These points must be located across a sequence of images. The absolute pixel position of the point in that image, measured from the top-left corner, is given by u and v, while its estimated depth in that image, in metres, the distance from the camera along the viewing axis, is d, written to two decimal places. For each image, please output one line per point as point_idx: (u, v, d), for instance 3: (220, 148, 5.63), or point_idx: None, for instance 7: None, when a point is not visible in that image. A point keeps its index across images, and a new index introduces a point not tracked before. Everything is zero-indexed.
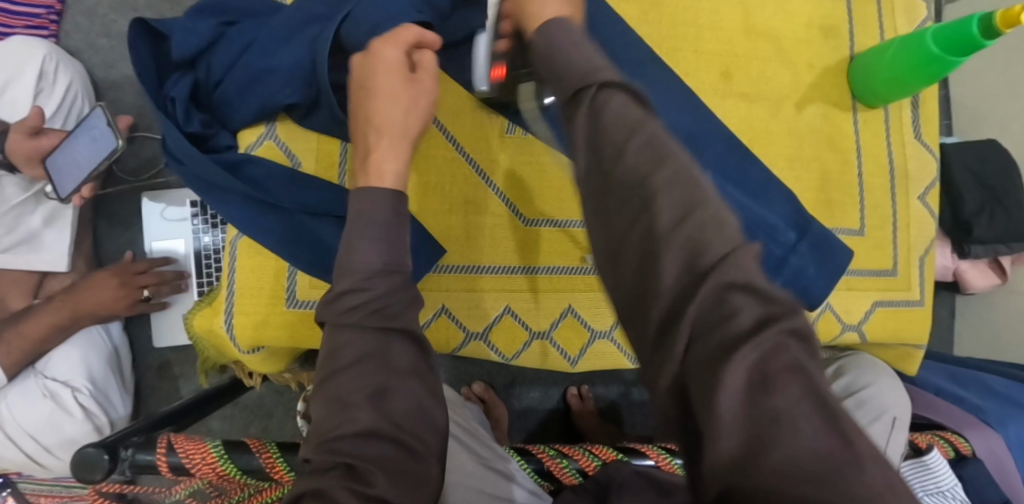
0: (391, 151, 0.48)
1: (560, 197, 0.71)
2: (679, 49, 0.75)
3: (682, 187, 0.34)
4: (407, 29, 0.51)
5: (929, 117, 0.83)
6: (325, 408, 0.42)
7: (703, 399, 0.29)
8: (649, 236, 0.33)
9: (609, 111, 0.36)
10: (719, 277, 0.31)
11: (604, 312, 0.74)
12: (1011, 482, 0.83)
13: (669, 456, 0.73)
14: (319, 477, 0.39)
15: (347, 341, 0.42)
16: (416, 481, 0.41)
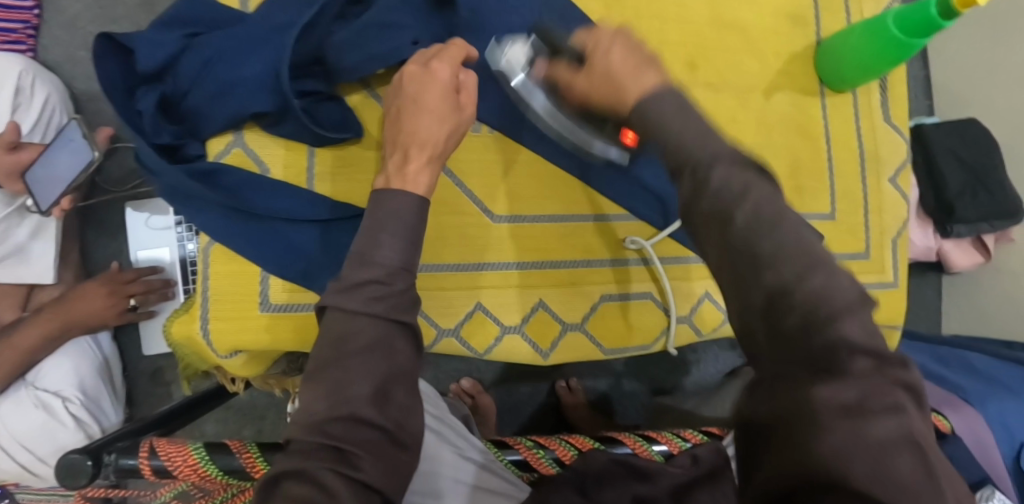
0: (421, 162, 0.58)
1: (530, 194, 0.69)
2: (645, 42, 0.75)
3: (802, 257, 0.37)
4: (457, 51, 0.61)
5: (898, 99, 0.83)
6: (325, 391, 0.49)
7: (802, 408, 0.34)
8: (760, 298, 0.37)
9: (714, 189, 0.40)
10: (830, 335, 0.35)
11: (577, 303, 0.70)
12: (993, 462, 0.83)
13: (645, 442, 0.76)
14: (308, 457, 0.46)
15: (359, 331, 0.51)
16: (395, 467, 0.49)
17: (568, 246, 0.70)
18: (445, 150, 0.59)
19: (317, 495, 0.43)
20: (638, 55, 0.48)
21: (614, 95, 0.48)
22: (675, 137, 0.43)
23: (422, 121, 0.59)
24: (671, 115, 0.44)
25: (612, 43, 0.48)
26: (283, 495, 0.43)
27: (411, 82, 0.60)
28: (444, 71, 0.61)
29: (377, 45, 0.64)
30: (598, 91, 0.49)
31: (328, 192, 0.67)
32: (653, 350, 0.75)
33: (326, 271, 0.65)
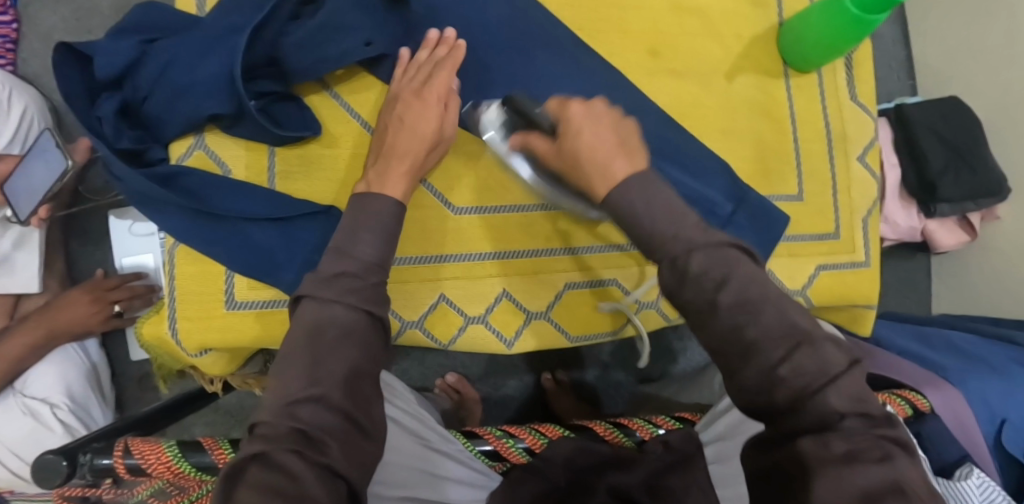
0: (400, 167, 0.62)
1: (490, 185, 0.70)
2: (603, 30, 0.75)
3: (785, 341, 0.42)
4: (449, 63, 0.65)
5: (865, 78, 0.83)
6: (299, 377, 0.50)
7: (803, 464, 0.41)
8: (753, 377, 0.43)
9: (693, 282, 0.44)
10: (817, 404, 0.41)
11: (540, 292, 0.71)
12: (973, 439, 0.83)
13: (619, 431, 0.76)
14: (274, 441, 0.46)
15: (335, 318, 0.52)
16: (360, 455, 0.50)
17: (529, 235, 0.71)
18: (423, 163, 0.64)
19: (281, 486, 0.43)
20: (614, 144, 0.48)
21: (589, 180, 0.49)
22: (655, 230, 0.47)
23: (404, 134, 0.64)
24: (646, 202, 0.47)
25: (583, 121, 0.49)
26: (245, 483, 0.44)
27: (408, 96, 0.65)
28: (439, 83, 0.65)
29: (328, 48, 0.65)
30: (573, 171, 0.50)
31: (289, 190, 0.68)
32: (620, 335, 0.76)
33: (289, 268, 0.66)
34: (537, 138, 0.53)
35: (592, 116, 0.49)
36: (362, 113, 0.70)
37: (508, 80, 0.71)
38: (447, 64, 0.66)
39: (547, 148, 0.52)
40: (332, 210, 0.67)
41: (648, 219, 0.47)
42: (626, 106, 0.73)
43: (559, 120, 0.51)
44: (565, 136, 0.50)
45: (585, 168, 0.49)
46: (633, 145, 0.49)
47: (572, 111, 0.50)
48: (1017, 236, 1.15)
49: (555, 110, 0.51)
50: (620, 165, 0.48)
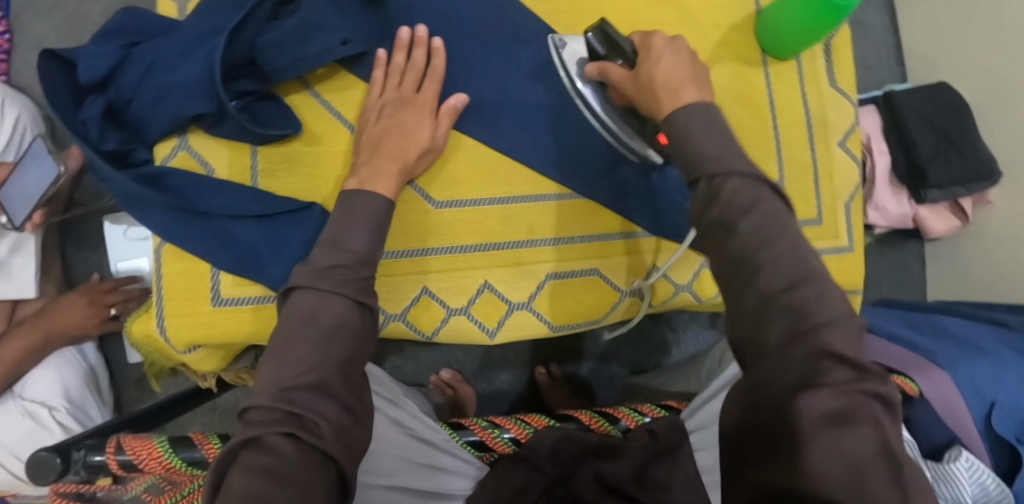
0: (386, 168, 0.65)
1: (470, 179, 0.71)
2: (579, 22, 0.76)
3: (794, 272, 0.45)
4: (435, 61, 0.68)
5: (844, 64, 0.83)
6: (292, 364, 0.53)
7: (787, 407, 0.42)
8: (751, 303, 0.46)
9: (725, 202, 0.48)
10: (813, 344, 0.43)
11: (522, 283, 0.72)
12: (962, 423, 0.83)
13: (605, 421, 0.77)
14: (269, 425, 0.50)
15: (330, 309, 0.56)
16: (349, 439, 0.54)
17: (510, 228, 0.72)
18: (411, 167, 0.66)
19: (274, 468, 0.47)
20: (686, 69, 0.56)
21: (657, 99, 0.56)
22: (697, 153, 0.51)
23: (392, 136, 0.66)
24: (697, 125, 0.52)
25: (664, 52, 0.57)
26: (242, 464, 0.48)
27: (398, 104, 0.67)
28: (427, 95, 0.68)
29: (305, 48, 0.66)
30: (643, 93, 0.58)
31: (272, 187, 0.69)
32: (603, 323, 0.77)
33: (274, 264, 0.67)
34: (617, 66, 0.62)
35: (674, 48, 0.58)
36: (345, 112, 0.71)
37: (485, 76, 0.73)
38: (433, 75, 0.69)
39: (624, 73, 0.60)
40: (316, 206, 0.68)
41: (695, 140, 0.52)
42: None
43: (642, 49, 0.59)
44: (643, 62, 0.58)
45: (658, 88, 0.56)
46: (698, 74, 0.56)
47: (654, 43, 0.59)
48: (1009, 220, 1.15)
49: (639, 42, 0.60)
50: (689, 92, 0.54)
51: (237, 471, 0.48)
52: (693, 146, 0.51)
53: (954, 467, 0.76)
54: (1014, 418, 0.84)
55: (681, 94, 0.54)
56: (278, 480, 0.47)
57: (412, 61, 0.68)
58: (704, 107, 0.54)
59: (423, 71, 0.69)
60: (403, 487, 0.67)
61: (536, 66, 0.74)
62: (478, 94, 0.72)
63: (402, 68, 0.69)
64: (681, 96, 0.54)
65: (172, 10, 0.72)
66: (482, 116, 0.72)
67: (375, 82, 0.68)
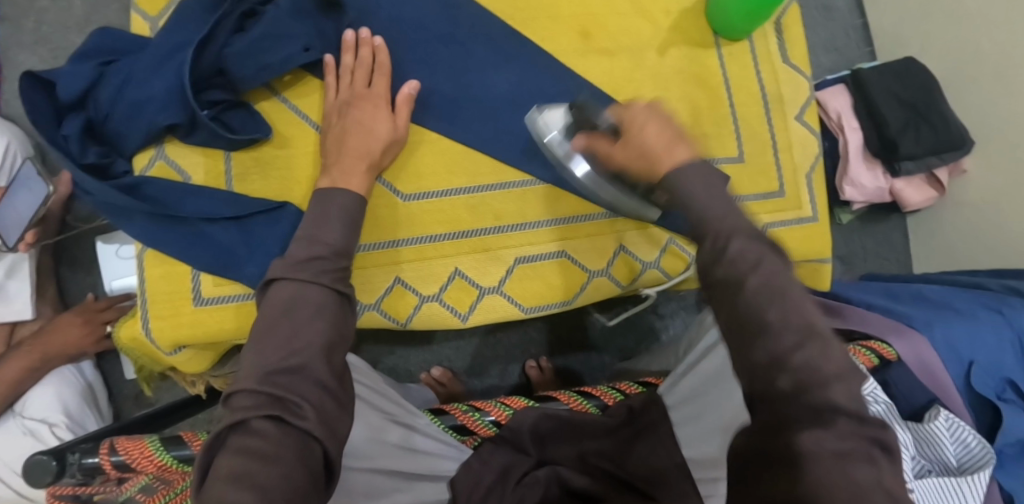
0: (353, 165, 0.67)
1: (434, 170, 0.73)
2: (533, 16, 0.78)
3: (800, 332, 0.44)
4: (381, 57, 0.71)
5: (796, 40, 0.85)
6: (275, 348, 0.55)
7: (797, 447, 0.41)
8: (759, 359, 0.44)
9: (732, 262, 0.46)
10: (818, 397, 0.42)
11: (490, 268, 0.74)
12: (943, 385, 0.84)
13: (582, 398, 0.79)
14: (253, 409, 0.52)
15: (308, 298, 0.58)
16: (331, 420, 0.56)
17: (476, 215, 0.74)
18: (376, 160, 0.69)
19: (260, 448, 0.50)
20: (669, 134, 0.54)
21: (649, 166, 0.54)
22: (700, 211, 0.50)
23: (354, 134, 0.68)
24: (700, 186, 0.51)
25: (648, 119, 0.55)
26: (230, 447, 0.51)
27: (354, 101, 0.69)
28: (379, 90, 0.71)
29: (268, 55, 0.69)
30: (636, 159, 0.56)
31: (246, 190, 0.71)
32: (575, 304, 0.78)
33: (252, 263, 0.70)
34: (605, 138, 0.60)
35: (658, 111, 0.56)
36: (310, 116, 0.73)
37: (446, 74, 0.75)
38: (381, 69, 0.72)
39: (616, 148, 0.58)
40: (289, 206, 0.71)
41: (698, 202, 0.50)
42: (559, 89, 0.77)
43: (621, 119, 0.58)
44: (630, 138, 0.56)
45: (651, 152, 0.54)
46: (684, 135, 0.54)
47: (636, 110, 0.57)
48: (984, 187, 1.17)
49: (621, 113, 0.58)
50: (682, 152, 0.53)
51: (225, 453, 0.50)
52: (697, 208, 0.50)
53: (931, 426, 0.77)
54: (993, 376, 0.85)
55: (675, 153, 0.53)
56: (264, 460, 0.50)
57: (357, 58, 0.71)
58: (704, 165, 0.52)
59: (372, 67, 0.72)
60: (387, 470, 0.68)
61: (493, 60, 0.77)
62: (439, 91, 0.75)
63: (351, 68, 0.71)
64: (677, 157, 0.52)
65: (146, 29, 0.72)
66: (443, 110, 0.74)
67: (328, 84, 0.71)
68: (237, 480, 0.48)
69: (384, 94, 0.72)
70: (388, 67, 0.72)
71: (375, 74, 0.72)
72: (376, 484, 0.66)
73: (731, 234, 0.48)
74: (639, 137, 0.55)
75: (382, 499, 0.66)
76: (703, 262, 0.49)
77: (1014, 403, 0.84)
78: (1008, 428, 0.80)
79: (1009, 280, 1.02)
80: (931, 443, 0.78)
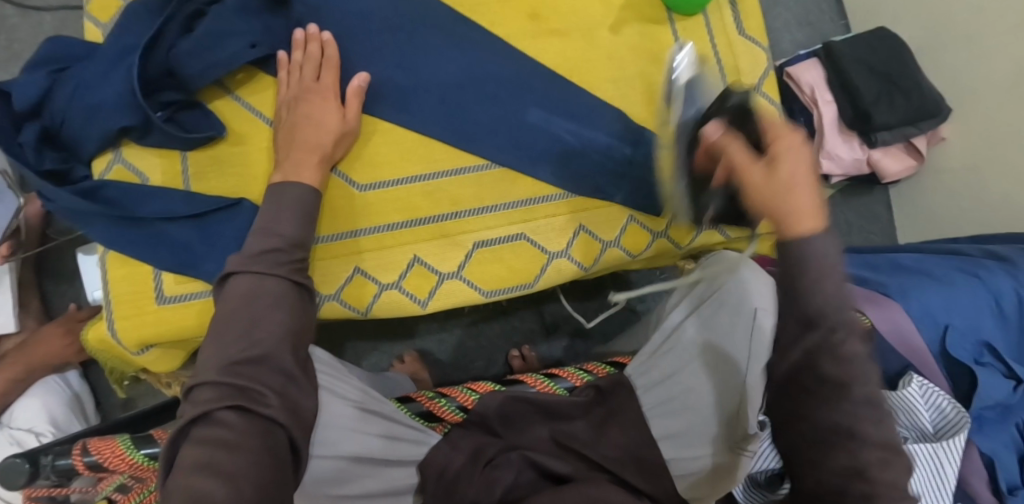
0: (306, 157, 0.68)
1: (389, 159, 0.74)
2: (482, 2, 0.78)
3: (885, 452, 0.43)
4: (330, 49, 0.71)
5: (750, 12, 0.86)
6: (234, 341, 0.55)
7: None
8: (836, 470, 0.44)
9: (838, 359, 0.43)
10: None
11: (450, 253, 0.74)
12: (919, 355, 0.83)
13: (550, 381, 0.79)
14: (215, 401, 0.51)
15: (267, 290, 0.58)
16: (295, 406, 0.56)
17: (432, 201, 0.74)
18: (328, 151, 0.69)
19: (226, 437, 0.49)
20: (815, 194, 0.45)
21: (771, 207, 0.46)
22: (818, 293, 0.44)
23: (303, 126, 0.69)
24: (828, 268, 0.44)
25: (801, 166, 0.46)
26: (195, 438, 0.49)
27: (302, 94, 0.70)
28: (328, 82, 0.71)
29: (216, 53, 0.69)
30: (760, 191, 0.46)
31: (203, 189, 0.72)
32: (537, 287, 0.78)
33: (210, 260, 0.71)
34: (743, 149, 0.49)
35: (809, 160, 0.47)
36: (263, 113, 0.74)
37: (397, 63, 0.75)
38: (330, 60, 0.72)
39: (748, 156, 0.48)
40: (245, 202, 0.71)
41: (817, 287, 0.44)
42: (512, 72, 0.77)
43: (777, 141, 0.47)
44: (778, 160, 0.46)
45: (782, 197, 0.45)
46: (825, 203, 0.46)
47: (793, 138, 0.47)
48: (964, 153, 1.16)
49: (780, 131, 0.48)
50: (817, 218, 0.45)
51: (189, 445, 0.49)
52: (813, 294, 0.44)
53: (904, 392, 0.76)
54: (970, 339, 0.84)
55: (809, 214, 0.45)
56: (232, 447, 0.48)
57: (306, 52, 0.72)
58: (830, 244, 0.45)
59: (322, 60, 0.72)
60: (353, 456, 0.67)
61: (444, 45, 0.76)
62: (389, 80, 0.75)
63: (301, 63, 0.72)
64: (807, 217, 0.44)
65: (98, 36, 0.73)
66: (395, 98, 0.75)
67: (279, 79, 0.72)
68: (208, 468, 0.46)
69: (334, 86, 0.72)
70: (337, 57, 0.73)
71: (323, 66, 0.72)
72: (342, 470, 0.66)
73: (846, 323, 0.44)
74: (787, 174, 0.46)
75: (351, 485, 0.67)
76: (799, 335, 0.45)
77: (993, 366, 0.83)
78: (985, 392, 0.79)
79: (990, 245, 1.00)
80: (905, 410, 0.76)
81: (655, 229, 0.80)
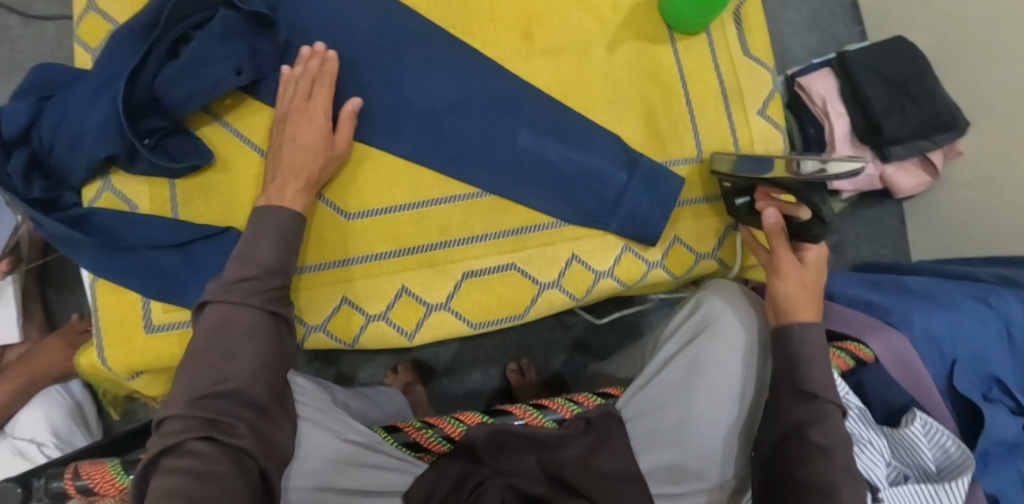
0: (291, 181, 0.66)
1: (380, 187, 0.73)
2: (474, 21, 0.76)
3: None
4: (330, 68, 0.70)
5: (755, 30, 0.83)
6: (206, 371, 0.54)
7: None
8: None
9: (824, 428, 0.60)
10: None
11: (438, 284, 0.73)
12: (930, 396, 0.77)
13: (539, 412, 0.73)
14: (184, 432, 0.51)
15: (240, 322, 0.57)
16: (269, 438, 0.55)
17: (421, 230, 0.73)
18: (316, 177, 0.68)
19: (194, 467, 0.49)
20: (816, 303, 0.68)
21: (793, 296, 0.67)
22: (816, 375, 0.62)
23: (290, 150, 0.68)
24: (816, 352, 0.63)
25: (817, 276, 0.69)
26: (163, 468, 0.50)
27: (291, 115, 0.69)
28: (320, 103, 0.69)
29: (200, 81, 0.68)
30: (791, 281, 0.68)
31: (191, 216, 0.72)
32: (527, 318, 0.77)
33: (196, 287, 0.70)
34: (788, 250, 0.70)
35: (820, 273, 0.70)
36: (252, 138, 0.73)
37: (386, 86, 0.74)
38: (324, 78, 0.70)
39: (796, 265, 0.69)
40: (231, 230, 0.71)
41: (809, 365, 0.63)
42: (504, 93, 0.75)
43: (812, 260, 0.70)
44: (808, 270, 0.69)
45: (802, 294, 0.67)
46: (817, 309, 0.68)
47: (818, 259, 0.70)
48: (981, 168, 1.11)
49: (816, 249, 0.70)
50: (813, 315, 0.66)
51: (159, 476, 0.50)
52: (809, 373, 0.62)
53: (907, 430, 0.72)
54: (978, 373, 0.81)
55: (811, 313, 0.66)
56: (201, 478, 0.49)
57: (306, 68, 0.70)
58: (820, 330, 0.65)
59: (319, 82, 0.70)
60: (332, 487, 0.66)
61: (433, 66, 0.74)
62: (378, 104, 0.73)
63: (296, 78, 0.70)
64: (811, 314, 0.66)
65: (87, 61, 0.73)
66: (384, 123, 0.73)
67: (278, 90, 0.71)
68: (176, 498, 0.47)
69: (326, 107, 0.70)
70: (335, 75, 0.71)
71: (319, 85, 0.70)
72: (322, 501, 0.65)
73: (831, 411, 0.61)
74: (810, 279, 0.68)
75: None
76: (794, 406, 0.62)
77: (1000, 402, 0.80)
78: (990, 431, 0.76)
79: (1002, 269, 0.97)
80: (908, 449, 0.73)
81: (651, 258, 0.78)
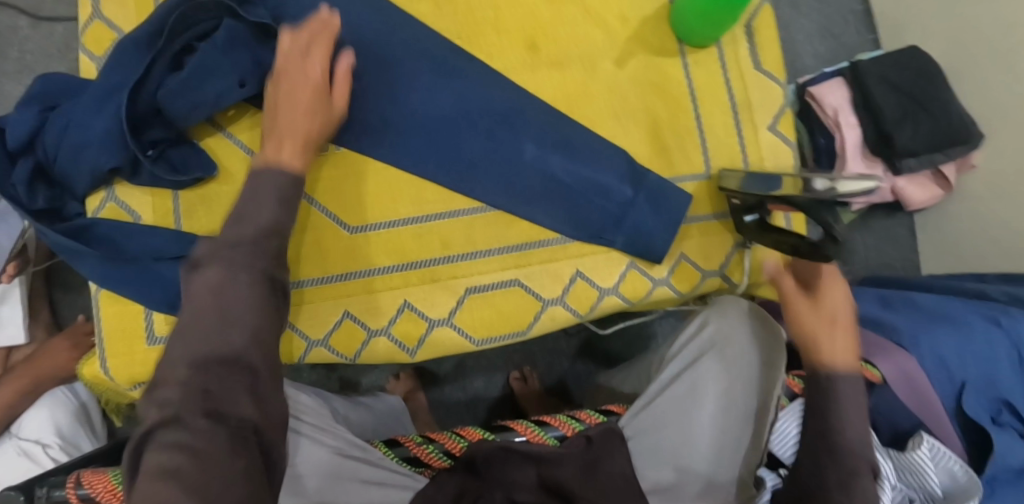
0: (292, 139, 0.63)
1: (383, 200, 0.72)
2: (481, 34, 0.76)
3: None
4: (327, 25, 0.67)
5: (766, 44, 0.81)
6: (202, 337, 0.48)
7: None
8: None
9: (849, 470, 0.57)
10: None
11: (440, 299, 0.73)
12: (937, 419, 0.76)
13: (539, 429, 0.74)
14: (180, 403, 0.44)
15: (236, 289, 0.51)
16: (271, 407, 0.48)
17: (424, 245, 0.73)
18: (316, 141, 0.65)
19: (191, 443, 0.42)
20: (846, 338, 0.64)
21: (817, 347, 0.63)
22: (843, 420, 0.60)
23: (288, 108, 0.64)
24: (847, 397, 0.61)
25: (836, 308, 0.65)
26: (156, 443, 0.42)
27: (283, 70, 0.65)
28: (316, 59, 0.66)
29: (204, 92, 0.68)
30: (813, 329, 0.64)
31: (193, 227, 0.71)
32: (530, 334, 0.76)
33: None
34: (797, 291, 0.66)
35: (843, 302, 0.65)
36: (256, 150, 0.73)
37: (391, 98, 0.73)
38: (322, 36, 0.67)
39: (808, 305, 0.65)
40: None
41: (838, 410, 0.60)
42: (510, 106, 0.75)
43: (821, 293, 0.66)
44: (820, 306, 0.65)
45: (827, 338, 0.63)
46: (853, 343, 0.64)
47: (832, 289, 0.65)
48: (995, 181, 1.09)
49: (824, 279, 0.66)
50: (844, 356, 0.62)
51: (152, 453, 0.42)
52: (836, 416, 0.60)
53: (912, 453, 0.69)
54: (987, 395, 0.79)
55: (839, 355, 0.62)
56: (200, 456, 0.42)
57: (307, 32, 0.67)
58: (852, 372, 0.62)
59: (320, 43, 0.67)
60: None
61: (438, 78, 0.74)
62: (382, 117, 0.72)
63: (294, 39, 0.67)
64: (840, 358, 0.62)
65: (92, 70, 0.72)
66: (388, 136, 0.73)
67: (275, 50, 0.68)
68: (171, 478, 0.40)
69: (323, 65, 0.67)
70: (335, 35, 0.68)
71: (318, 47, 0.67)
72: None
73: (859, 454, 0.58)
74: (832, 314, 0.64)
75: None
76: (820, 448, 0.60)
77: (1010, 426, 0.78)
78: (1000, 455, 0.75)
79: (1014, 287, 0.95)
80: (914, 472, 0.70)
81: (656, 276, 0.77)
